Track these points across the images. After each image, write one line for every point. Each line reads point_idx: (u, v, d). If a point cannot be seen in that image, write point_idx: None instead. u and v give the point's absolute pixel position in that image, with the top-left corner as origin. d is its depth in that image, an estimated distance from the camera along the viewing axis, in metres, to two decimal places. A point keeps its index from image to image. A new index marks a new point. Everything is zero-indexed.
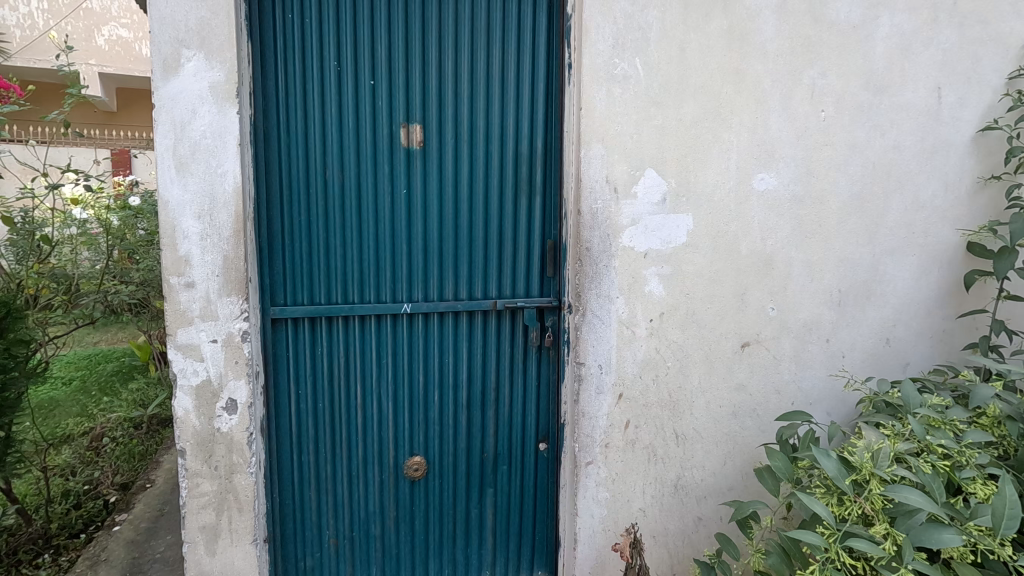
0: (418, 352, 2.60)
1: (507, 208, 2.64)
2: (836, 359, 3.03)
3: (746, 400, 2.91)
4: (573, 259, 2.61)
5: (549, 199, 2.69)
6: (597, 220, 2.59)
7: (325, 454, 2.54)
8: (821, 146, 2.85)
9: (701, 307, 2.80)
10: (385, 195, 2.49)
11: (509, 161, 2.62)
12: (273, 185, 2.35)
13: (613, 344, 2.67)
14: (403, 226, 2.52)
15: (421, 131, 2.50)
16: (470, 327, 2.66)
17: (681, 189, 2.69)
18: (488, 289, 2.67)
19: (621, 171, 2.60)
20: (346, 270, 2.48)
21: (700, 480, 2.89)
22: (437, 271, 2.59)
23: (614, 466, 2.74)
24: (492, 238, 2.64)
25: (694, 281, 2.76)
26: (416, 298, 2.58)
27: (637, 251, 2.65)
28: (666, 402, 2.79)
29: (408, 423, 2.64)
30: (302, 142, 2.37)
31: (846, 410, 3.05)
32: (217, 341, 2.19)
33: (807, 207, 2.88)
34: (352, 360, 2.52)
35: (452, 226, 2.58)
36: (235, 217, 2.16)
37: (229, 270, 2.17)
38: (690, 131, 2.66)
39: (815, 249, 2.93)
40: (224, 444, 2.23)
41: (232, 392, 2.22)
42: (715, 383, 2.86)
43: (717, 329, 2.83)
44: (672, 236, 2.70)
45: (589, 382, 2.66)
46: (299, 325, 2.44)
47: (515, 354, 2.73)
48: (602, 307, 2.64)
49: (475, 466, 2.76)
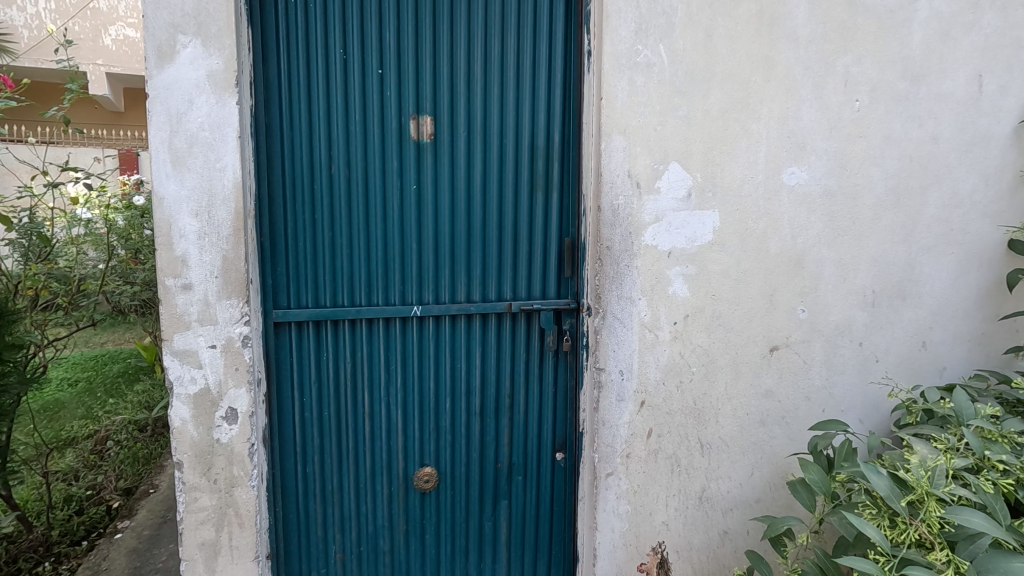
0: (429, 358, 2.47)
1: (521, 205, 2.50)
2: (869, 363, 2.86)
3: (774, 408, 2.76)
4: (593, 258, 2.47)
5: (566, 195, 2.55)
6: (619, 218, 2.44)
7: (331, 464, 2.41)
8: (854, 137, 2.68)
9: (728, 308, 2.64)
10: (393, 192, 2.35)
11: (525, 155, 2.48)
12: (276, 180, 2.22)
13: (635, 348, 2.52)
14: (412, 224, 2.38)
15: (431, 123, 2.36)
16: (484, 331, 2.52)
17: (707, 184, 2.53)
18: (502, 290, 2.52)
19: (644, 165, 2.44)
20: (353, 270, 2.35)
21: (726, 492, 2.73)
22: (449, 271, 2.45)
23: (636, 477, 2.59)
24: (507, 237, 2.50)
25: (721, 282, 2.61)
26: (426, 300, 2.44)
27: (661, 250, 2.50)
28: (691, 410, 2.64)
29: (419, 433, 2.50)
30: (306, 135, 2.23)
31: (880, 417, 2.89)
32: (216, 347, 2.06)
33: (840, 203, 2.71)
34: (359, 366, 2.39)
35: (465, 223, 2.44)
36: (234, 215, 2.03)
37: (229, 271, 2.04)
38: (717, 123, 2.51)
39: (848, 248, 2.76)
40: (224, 456, 2.10)
41: (233, 401, 2.09)
42: (742, 389, 2.70)
43: (745, 332, 2.67)
44: (698, 235, 2.54)
45: (609, 390, 2.51)
46: (303, 329, 2.30)
47: (531, 359, 2.59)
48: (623, 310, 2.49)
49: (489, 476, 2.62)
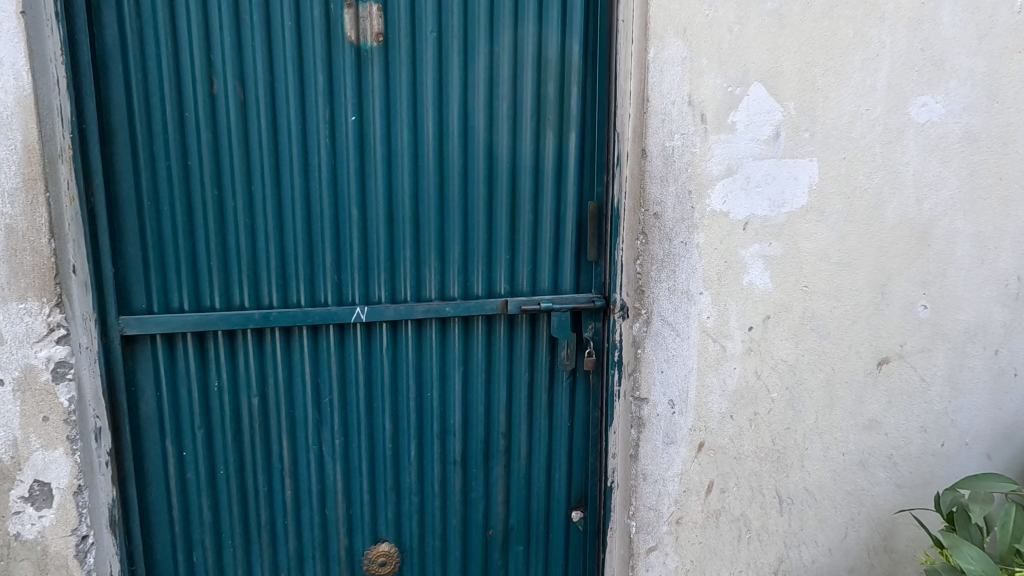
0: (381, 387, 1.63)
1: (522, 151, 1.64)
2: (1006, 380, 2.04)
3: (876, 444, 1.96)
4: (631, 233, 1.63)
5: (590, 137, 1.69)
6: (675, 172, 1.60)
7: (233, 548, 1.58)
8: (1010, 52, 1.82)
9: (824, 305, 1.80)
10: (317, 129, 1.48)
11: (529, 74, 1.62)
12: (117, 104, 1.34)
13: (693, 367, 1.69)
14: (350, 182, 1.52)
15: (379, 16, 1.48)
16: (465, 344, 1.68)
17: (804, 119, 1.67)
18: (492, 282, 1.68)
19: (712, 87, 1.59)
20: (257, 251, 1.48)
21: (810, 562, 1.94)
22: (411, 254, 1.60)
23: (688, 551, 1.79)
24: (500, 201, 1.65)
25: (817, 268, 1.77)
26: (375, 297, 1.59)
27: (735, 220, 1.66)
28: (768, 452, 1.83)
29: (368, 496, 1.67)
30: (166, 28, 1.35)
31: (1014, 452, 2.08)
32: (5, 384, 1.20)
33: (984, 149, 1.85)
34: (270, 403, 1.55)
35: (436, 180, 1.59)
36: (22, 153, 1.16)
37: (18, 252, 1.18)
38: (822, 24, 1.64)
39: (990, 216, 1.91)
40: (30, 561, 1.26)
41: (41, 471, 1.24)
42: (837, 420, 1.89)
43: (845, 340, 1.85)
44: (787, 198, 1.70)
45: (653, 429, 1.70)
46: (175, 348, 1.45)
47: (536, 380, 1.76)
48: (677, 313, 1.65)
49: (475, 548, 1.80)
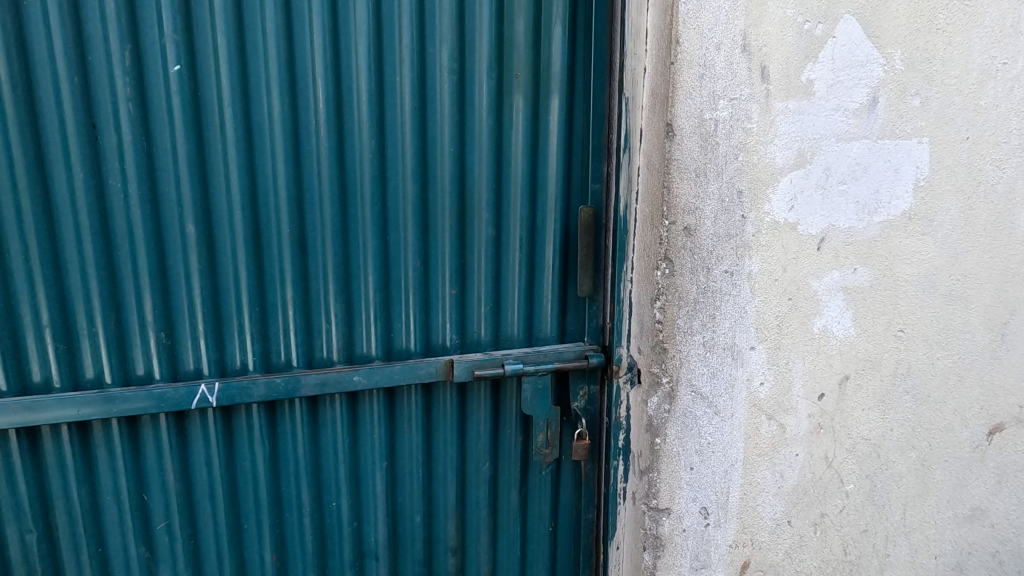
0: (252, 500, 1.04)
1: (472, 128, 1.05)
2: None
3: (978, 541, 1.34)
4: (648, 259, 1.06)
5: (580, 107, 1.10)
6: (718, 161, 1.02)
7: None
8: None
9: (926, 357, 1.22)
10: (110, 88, 0.86)
11: (484, 3, 1.01)
12: None
13: (738, 458, 1.13)
14: (179, 178, 0.91)
15: None
16: (389, 426, 1.10)
17: (914, 76, 1.07)
18: (430, 330, 1.09)
19: (780, 23, 0.99)
20: (12, 297, 0.87)
21: None
22: (293, 294, 1.00)
23: None
24: (439, 206, 1.05)
25: (918, 303, 1.18)
26: (235, 364, 0.98)
27: (805, 236, 1.07)
28: (837, 567, 1.26)
29: None
30: None
31: None
32: None
33: None
34: (60, 540, 0.95)
35: (331, 175, 0.98)
36: None
37: None
38: None
39: None
40: None
41: None
42: (931, 513, 1.30)
43: (948, 406, 1.26)
44: (883, 200, 1.11)
45: (676, 550, 1.15)
46: None
47: (501, 473, 1.18)
48: (715, 381, 1.08)
49: None
